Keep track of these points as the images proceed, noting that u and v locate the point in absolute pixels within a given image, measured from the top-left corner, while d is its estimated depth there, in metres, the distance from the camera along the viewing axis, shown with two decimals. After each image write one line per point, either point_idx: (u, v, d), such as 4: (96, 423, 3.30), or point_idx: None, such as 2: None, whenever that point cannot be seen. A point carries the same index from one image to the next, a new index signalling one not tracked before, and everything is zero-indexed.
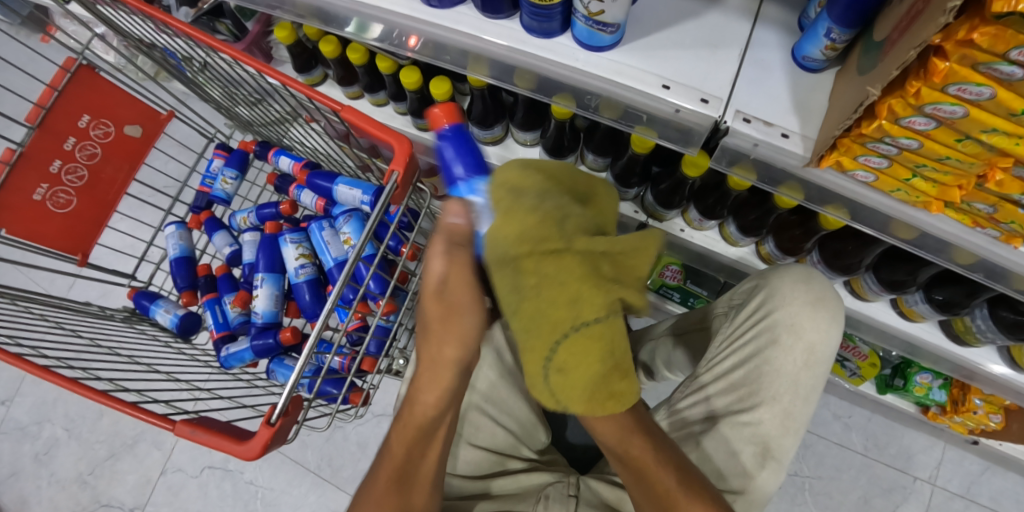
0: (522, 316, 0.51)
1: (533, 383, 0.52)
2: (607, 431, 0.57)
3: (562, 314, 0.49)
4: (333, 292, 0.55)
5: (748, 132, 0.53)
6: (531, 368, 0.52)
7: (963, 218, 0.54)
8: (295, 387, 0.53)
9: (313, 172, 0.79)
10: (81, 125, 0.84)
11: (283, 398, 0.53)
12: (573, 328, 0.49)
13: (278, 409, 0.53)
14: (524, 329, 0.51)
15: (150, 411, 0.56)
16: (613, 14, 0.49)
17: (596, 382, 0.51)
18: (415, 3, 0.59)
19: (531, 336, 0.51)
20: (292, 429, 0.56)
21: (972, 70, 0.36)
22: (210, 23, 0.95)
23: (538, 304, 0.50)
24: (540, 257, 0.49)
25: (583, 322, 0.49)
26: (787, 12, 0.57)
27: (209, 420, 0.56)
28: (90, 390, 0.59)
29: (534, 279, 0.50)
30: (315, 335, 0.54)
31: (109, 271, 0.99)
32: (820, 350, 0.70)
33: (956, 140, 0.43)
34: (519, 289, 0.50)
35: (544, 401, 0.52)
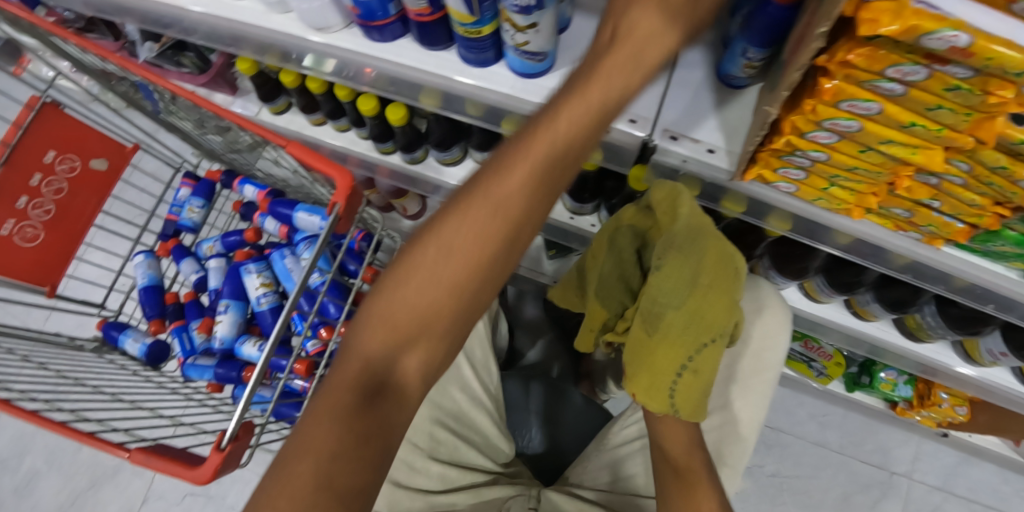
0: (681, 311, 0.62)
1: (655, 379, 0.63)
2: (676, 444, 0.67)
3: (716, 319, 0.62)
4: (281, 317, 0.61)
5: (676, 150, 0.56)
6: (651, 360, 0.63)
7: (886, 223, 0.56)
8: (245, 411, 0.56)
9: (274, 200, 0.83)
10: (46, 161, 0.86)
11: (232, 423, 0.55)
12: (705, 343, 0.62)
13: (227, 435, 0.55)
14: (675, 324, 0.62)
15: (107, 440, 0.58)
16: (538, 44, 0.52)
17: (705, 385, 0.63)
18: (360, 38, 0.62)
19: (668, 330, 0.62)
20: (243, 454, 0.59)
21: (858, 87, 0.39)
22: (174, 56, 0.98)
23: (700, 303, 0.61)
24: (724, 256, 0.61)
25: (707, 339, 0.62)
26: (711, 33, 0.60)
27: (165, 447, 0.58)
28: (51, 422, 0.60)
29: (705, 280, 0.61)
30: (261, 365, 0.58)
31: (80, 302, 1.00)
32: (767, 356, 0.72)
33: (859, 151, 0.45)
34: (694, 285, 0.61)
35: (659, 399, 0.63)
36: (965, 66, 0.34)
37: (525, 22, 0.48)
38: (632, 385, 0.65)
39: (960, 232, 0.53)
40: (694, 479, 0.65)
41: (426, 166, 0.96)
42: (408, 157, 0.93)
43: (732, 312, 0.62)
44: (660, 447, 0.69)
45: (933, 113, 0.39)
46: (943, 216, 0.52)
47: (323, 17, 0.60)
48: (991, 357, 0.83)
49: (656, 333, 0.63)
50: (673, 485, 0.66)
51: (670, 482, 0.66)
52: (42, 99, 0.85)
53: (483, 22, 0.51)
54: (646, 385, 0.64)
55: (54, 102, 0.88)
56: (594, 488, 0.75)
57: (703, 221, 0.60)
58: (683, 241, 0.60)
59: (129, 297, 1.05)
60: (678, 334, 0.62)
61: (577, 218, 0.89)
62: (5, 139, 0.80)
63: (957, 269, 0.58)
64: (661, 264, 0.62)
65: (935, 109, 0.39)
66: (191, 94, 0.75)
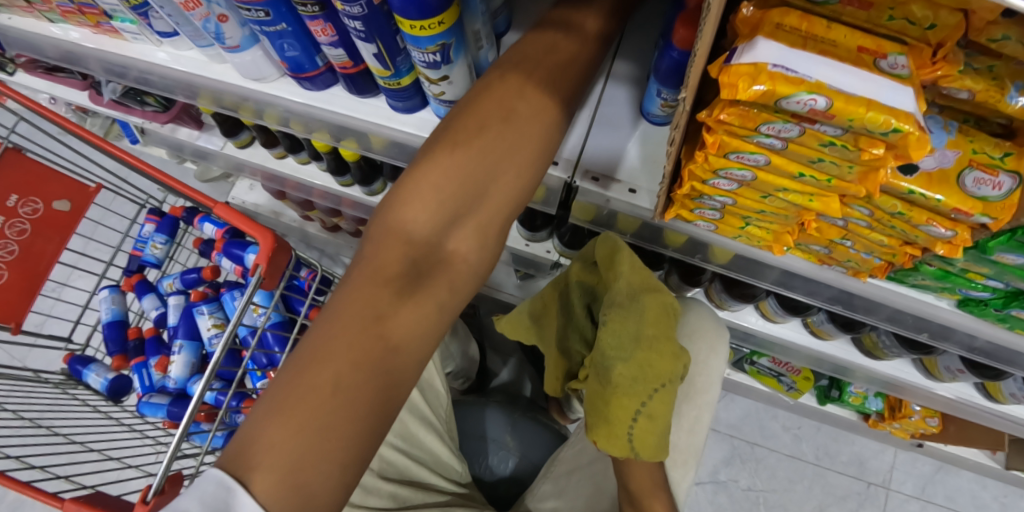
0: (630, 364, 0.60)
1: (613, 428, 0.61)
2: (640, 481, 0.64)
3: (663, 366, 0.61)
4: (207, 371, 0.66)
5: (596, 191, 0.56)
6: (606, 412, 0.61)
7: (810, 257, 0.57)
8: (171, 462, 0.64)
9: (229, 242, 0.93)
10: (9, 204, 0.88)
11: (158, 477, 0.63)
12: (657, 388, 0.60)
13: (154, 488, 0.64)
14: (625, 377, 0.60)
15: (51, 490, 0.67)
16: (456, 93, 0.53)
17: (664, 428, 0.61)
18: (297, 88, 0.64)
19: (621, 383, 0.60)
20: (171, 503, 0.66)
21: (741, 141, 0.40)
22: (137, 95, 1.00)
23: (647, 354, 0.60)
24: (665, 310, 0.62)
25: (657, 385, 0.60)
26: (636, 71, 0.62)
27: (94, 498, 0.70)
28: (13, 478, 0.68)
29: (650, 331, 0.61)
30: (188, 416, 0.65)
31: (44, 337, 1.03)
32: (700, 380, 0.72)
33: (761, 197, 0.46)
34: (639, 338, 0.60)
35: (619, 447, 0.61)
36: (832, 125, 0.36)
37: (436, 75, 0.49)
38: (593, 434, 0.63)
39: (879, 269, 0.54)
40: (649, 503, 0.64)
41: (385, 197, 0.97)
42: (367, 190, 0.95)
43: (676, 358, 0.62)
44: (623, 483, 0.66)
45: (818, 165, 0.40)
46: (861, 253, 0.52)
47: (257, 69, 0.62)
48: (949, 374, 0.85)
49: (610, 385, 0.61)
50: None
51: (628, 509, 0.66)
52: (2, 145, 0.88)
53: (402, 75, 0.53)
54: (608, 435, 0.61)
55: (16, 147, 0.91)
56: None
57: (638, 278, 0.62)
58: (628, 298, 0.62)
59: (95, 330, 1.09)
60: (626, 387, 0.60)
61: (531, 245, 0.91)
62: None
63: (886, 300, 0.59)
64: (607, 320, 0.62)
65: (818, 161, 0.40)
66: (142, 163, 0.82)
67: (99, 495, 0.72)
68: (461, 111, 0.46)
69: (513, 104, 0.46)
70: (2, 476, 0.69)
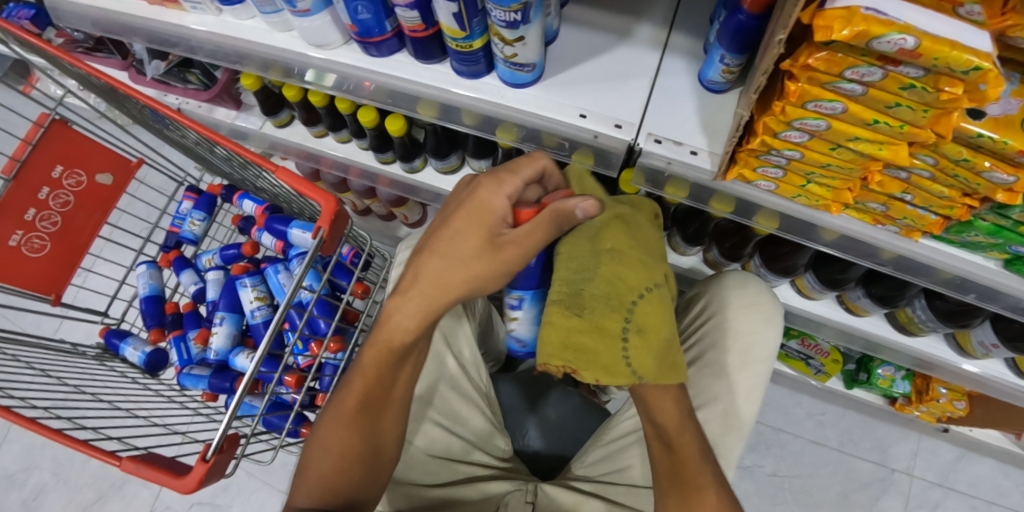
0: (599, 281, 0.59)
1: (597, 356, 0.58)
2: (667, 420, 0.66)
3: (635, 277, 0.60)
4: (266, 338, 0.63)
5: (660, 152, 0.58)
6: (584, 342, 0.58)
7: (865, 217, 0.59)
8: (231, 423, 0.61)
9: (272, 216, 0.91)
10: (54, 175, 0.90)
11: (217, 435, 0.60)
12: (642, 292, 0.60)
13: (213, 446, 0.60)
14: (597, 296, 0.59)
15: (102, 449, 0.64)
16: (527, 56, 0.55)
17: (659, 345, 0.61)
18: (358, 54, 0.66)
19: (592, 304, 0.58)
20: (229, 464, 0.63)
21: (821, 88, 0.41)
22: (180, 73, 1.02)
23: (613, 265, 0.60)
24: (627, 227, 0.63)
25: (636, 295, 0.60)
26: (693, 41, 0.63)
27: (152, 456, 0.62)
28: (71, 439, 0.66)
29: (609, 244, 0.61)
30: (247, 380, 0.62)
31: (84, 310, 1.06)
32: (755, 350, 0.75)
33: (830, 149, 0.48)
34: (599, 253, 0.60)
35: (617, 374, 0.59)
36: (915, 65, 0.37)
37: (512, 35, 0.51)
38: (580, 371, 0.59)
39: (934, 224, 0.56)
40: (689, 469, 0.63)
41: (425, 175, 0.99)
42: (407, 166, 0.96)
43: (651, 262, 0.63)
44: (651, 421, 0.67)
45: (893, 110, 0.42)
46: (917, 209, 0.54)
47: (322, 35, 0.64)
48: (982, 349, 0.85)
49: (581, 314, 0.58)
50: (666, 477, 0.63)
51: (659, 452, 0.65)
52: (51, 116, 0.89)
53: (474, 37, 0.54)
54: (596, 364, 0.58)
55: (63, 119, 0.92)
56: (590, 478, 0.77)
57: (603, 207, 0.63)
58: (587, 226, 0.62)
59: (131, 305, 1.10)
60: (603, 306, 0.58)
61: None
62: (16, 155, 0.84)
63: (939, 260, 0.60)
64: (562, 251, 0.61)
65: (895, 107, 0.41)
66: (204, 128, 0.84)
67: (157, 455, 0.64)
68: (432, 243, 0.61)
69: (487, 213, 0.58)
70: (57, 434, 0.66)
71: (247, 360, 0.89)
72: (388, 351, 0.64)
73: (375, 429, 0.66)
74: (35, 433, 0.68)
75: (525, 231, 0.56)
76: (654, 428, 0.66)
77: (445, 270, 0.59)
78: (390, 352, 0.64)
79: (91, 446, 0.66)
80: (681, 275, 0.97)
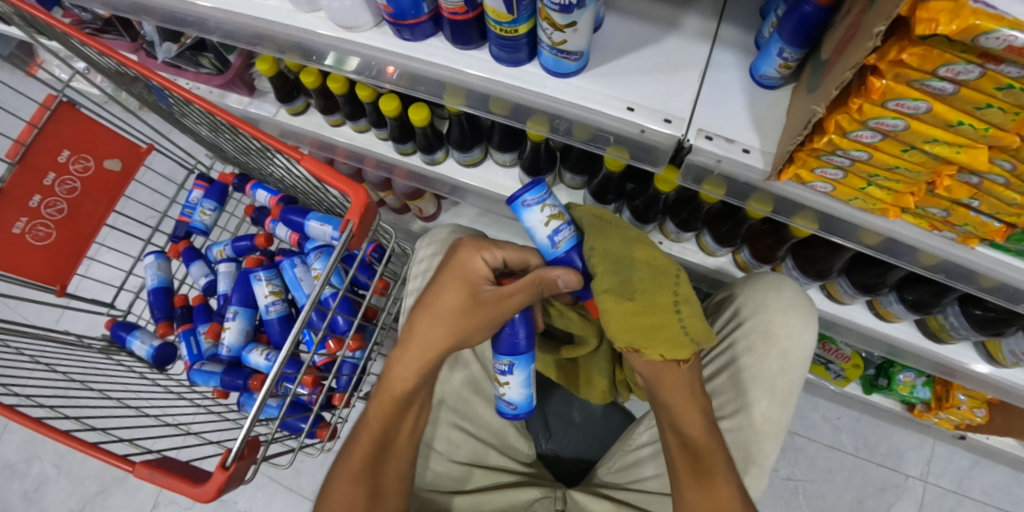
0: (638, 269, 0.62)
1: (661, 331, 0.60)
2: (695, 430, 0.61)
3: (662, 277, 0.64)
4: (293, 333, 0.60)
5: (711, 149, 0.55)
6: (643, 323, 0.60)
7: (921, 223, 0.56)
8: (251, 429, 0.58)
9: (286, 208, 0.86)
10: (60, 160, 0.86)
11: (237, 442, 0.56)
12: (676, 297, 0.63)
13: (233, 453, 0.57)
14: (642, 282, 0.62)
15: (112, 453, 0.61)
16: (576, 43, 0.52)
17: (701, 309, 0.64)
18: (391, 37, 0.62)
19: (640, 290, 0.62)
20: (249, 470, 0.60)
21: (907, 86, 0.39)
22: (193, 57, 0.96)
23: (643, 268, 0.63)
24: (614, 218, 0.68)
25: (675, 296, 0.63)
26: (743, 33, 0.60)
27: (168, 462, 0.59)
28: (78, 441, 0.63)
29: (640, 255, 0.64)
30: (270, 382, 0.59)
31: (90, 300, 1.03)
32: (794, 355, 0.72)
33: (902, 150, 0.46)
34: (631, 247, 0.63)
35: (681, 345, 0.60)
36: (1018, 65, 0.35)
37: (565, 21, 0.48)
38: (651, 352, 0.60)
39: (996, 232, 0.53)
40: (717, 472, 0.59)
41: (446, 167, 0.95)
42: (428, 158, 0.92)
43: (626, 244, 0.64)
44: (674, 432, 0.62)
45: (981, 112, 0.39)
46: (981, 216, 0.51)
47: (353, 17, 0.60)
48: (1013, 358, 0.80)
49: (632, 299, 0.61)
50: (688, 478, 0.59)
51: (682, 465, 0.60)
52: (58, 98, 0.86)
53: (520, 22, 0.51)
54: (663, 337, 0.60)
55: (71, 101, 0.89)
56: (618, 485, 0.75)
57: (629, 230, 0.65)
58: (593, 227, 0.65)
59: (138, 296, 1.08)
60: (651, 288, 0.62)
61: None
62: (20, 139, 0.81)
63: (990, 269, 0.58)
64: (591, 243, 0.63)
65: (985, 108, 0.39)
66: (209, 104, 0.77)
67: (173, 459, 0.61)
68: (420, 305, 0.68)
69: (470, 276, 0.65)
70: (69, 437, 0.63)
71: (261, 357, 0.86)
72: (394, 402, 0.65)
73: (378, 489, 0.61)
74: (42, 435, 0.65)
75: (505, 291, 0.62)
76: (679, 439, 0.61)
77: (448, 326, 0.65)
78: (394, 403, 0.65)
79: (101, 450, 0.62)
80: (708, 275, 0.94)
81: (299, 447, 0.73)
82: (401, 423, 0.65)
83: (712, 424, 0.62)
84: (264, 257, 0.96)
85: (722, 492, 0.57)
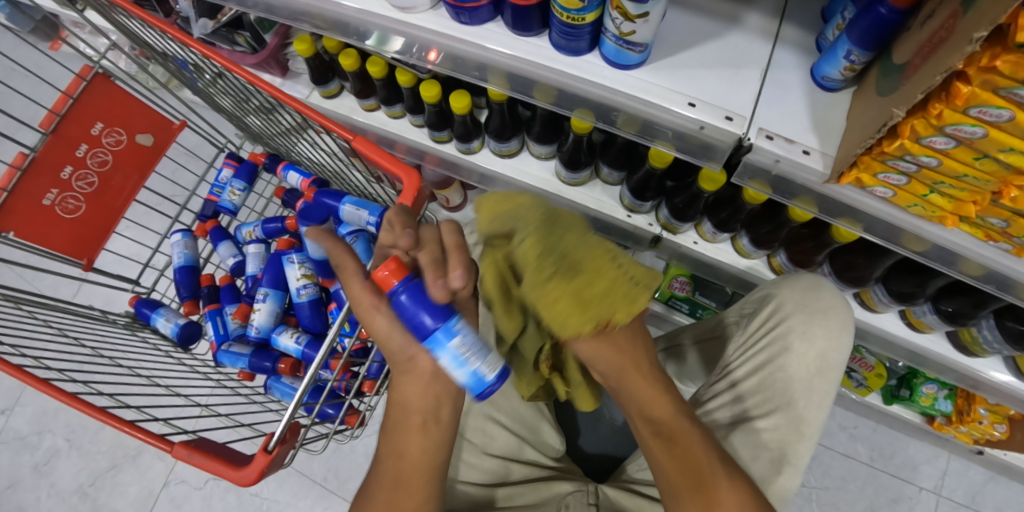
0: (570, 227, 0.58)
1: (608, 294, 0.55)
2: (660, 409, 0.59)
3: (589, 234, 0.59)
4: (341, 317, 0.59)
5: (770, 149, 0.55)
6: (596, 293, 0.55)
7: (977, 232, 0.56)
8: (294, 414, 0.57)
9: (320, 191, 0.85)
10: (93, 133, 0.86)
11: (279, 425, 0.56)
12: (608, 252, 0.58)
13: (274, 437, 0.56)
14: (575, 250, 0.57)
15: (149, 432, 0.61)
16: (643, 35, 0.51)
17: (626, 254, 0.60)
18: (446, 21, 0.62)
19: (582, 260, 0.56)
20: (287, 455, 0.59)
21: (993, 94, 0.38)
22: (228, 35, 0.94)
23: (573, 238, 0.57)
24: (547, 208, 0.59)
25: (609, 252, 0.58)
26: (805, 33, 0.59)
27: (207, 443, 0.59)
28: (113, 417, 0.62)
29: (565, 226, 0.58)
30: (311, 373, 0.57)
31: (114, 276, 1.04)
32: (832, 358, 0.72)
33: (974, 158, 0.45)
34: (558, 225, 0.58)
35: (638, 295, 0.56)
36: None
37: (636, 10, 0.47)
38: (617, 316, 0.56)
39: None
40: (707, 475, 0.56)
41: (481, 156, 0.94)
42: (463, 147, 0.92)
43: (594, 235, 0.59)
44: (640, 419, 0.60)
45: None
46: None
47: None
48: None
49: (580, 273, 0.55)
50: (680, 484, 0.56)
51: (659, 450, 0.58)
52: (94, 70, 0.85)
53: (588, 9, 0.51)
54: (617, 302, 0.55)
55: (107, 74, 0.88)
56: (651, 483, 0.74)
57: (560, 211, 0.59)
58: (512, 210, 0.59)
59: (163, 274, 1.08)
60: (583, 252, 0.57)
61: (633, 216, 0.90)
62: (55, 109, 0.80)
63: None
64: (561, 244, 0.56)
65: None
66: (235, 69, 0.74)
67: (208, 440, 0.60)
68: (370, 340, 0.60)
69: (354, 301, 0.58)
70: (107, 414, 0.62)
71: (291, 340, 0.86)
72: (396, 419, 0.59)
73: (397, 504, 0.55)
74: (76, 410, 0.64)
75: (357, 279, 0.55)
76: (648, 424, 0.59)
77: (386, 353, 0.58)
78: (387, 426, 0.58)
79: (136, 428, 0.62)
80: (739, 276, 0.94)
81: (334, 433, 0.72)
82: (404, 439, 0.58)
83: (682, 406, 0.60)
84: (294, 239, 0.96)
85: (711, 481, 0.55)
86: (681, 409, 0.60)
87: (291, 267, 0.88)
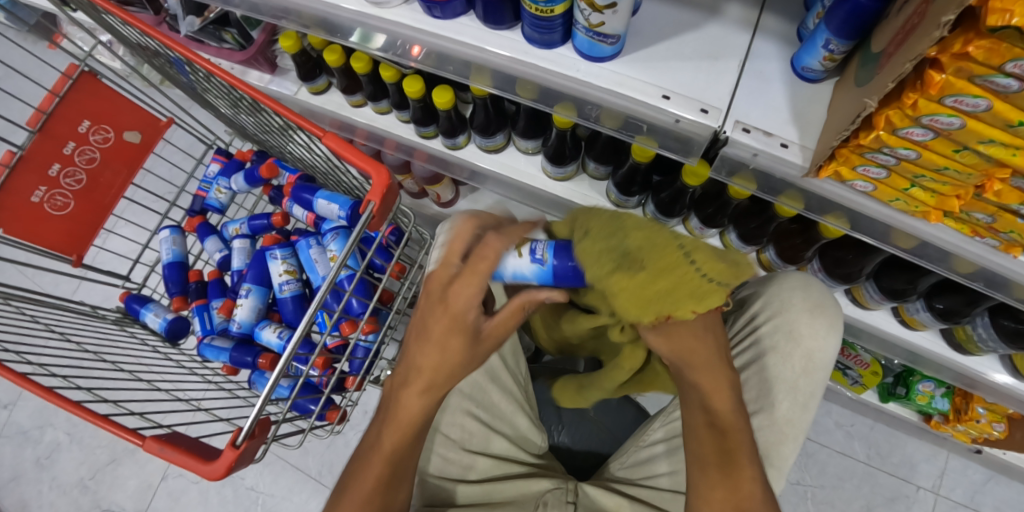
0: (634, 238, 0.53)
1: (681, 291, 0.52)
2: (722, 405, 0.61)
3: (669, 248, 0.52)
4: (312, 308, 0.59)
5: (747, 142, 0.54)
6: (660, 290, 0.52)
7: (962, 228, 0.54)
8: (263, 409, 0.57)
9: (299, 186, 0.87)
10: (81, 130, 0.85)
11: (248, 420, 0.56)
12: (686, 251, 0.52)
13: (243, 431, 0.56)
14: (643, 248, 0.52)
15: (123, 426, 0.61)
16: (614, 26, 0.50)
17: (710, 247, 0.54)
18: (419, 14, 0.61)
19: (648, 255, 0.52)
20: (258, 449, 0.59)
21: (968, 82, 0.37)
22: (216, 32, 0.92)
23: (640, 245, 0.52)
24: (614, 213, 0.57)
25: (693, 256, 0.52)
26: (785, 23, 0.58)
27: (179, 438, 0.59)
28: (88, 412, 0.62)
29: (635, 242, 0.53)
30: (283, 363, 0.58)
31: (106, 273, 1.04)
32: (818, 357, 0.71)
33: (953, 150, 0.43)
34: (621, 234, 0.53)
35: (708, 294, 0.52)
36: None
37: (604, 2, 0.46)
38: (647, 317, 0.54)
39: None
40: (740, 465, 0.58)
41: (467, 152, 0.94)
42: (449, 142, 0.91)
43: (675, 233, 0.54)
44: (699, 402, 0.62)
45: None
46: None
47: None
48: None
49: (644, 268, 0.51)
50: (711, 469, 0.59)
51: (705, 439, 0.60)
52: (80, 67, 0.85)
53: (557, 1, 0.50)
54: (683, 295, 0.52)
55: (94, 71, 0.88)
56: (632, 481, 0.74)
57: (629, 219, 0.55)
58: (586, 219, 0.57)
59: (153, 270, 1.08)
60: (652, 252, 0.52)
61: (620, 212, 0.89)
62: (41, 107, 0.80)
63: None
64: (618, 248, 0.53)
65: None
66: (216, 67, 0.73)
67: (183, 434, 0.60)
68: (422, 333, 0.62)
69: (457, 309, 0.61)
70: (82, 407, 0.62)
71: (274, 334, 0.87)
72: (401, 429, 0.61)
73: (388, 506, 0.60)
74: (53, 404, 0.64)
75: (501, 320, 0.62)
76: (705, 414, 0.61)
77: (440, 361, 0.60)
78: (409, 431, 0.61)
79: (111, 421, 0.62)
80: None
81: (310, 428, 0.72)
82: (410, 455, 0.62)
83: (739, 403, 0.62)
84: (281, 235, 0.96)
85: (742, 477, 0.58)
86: (739, 405, 0.62)
87: (273, 262, 0.89)
